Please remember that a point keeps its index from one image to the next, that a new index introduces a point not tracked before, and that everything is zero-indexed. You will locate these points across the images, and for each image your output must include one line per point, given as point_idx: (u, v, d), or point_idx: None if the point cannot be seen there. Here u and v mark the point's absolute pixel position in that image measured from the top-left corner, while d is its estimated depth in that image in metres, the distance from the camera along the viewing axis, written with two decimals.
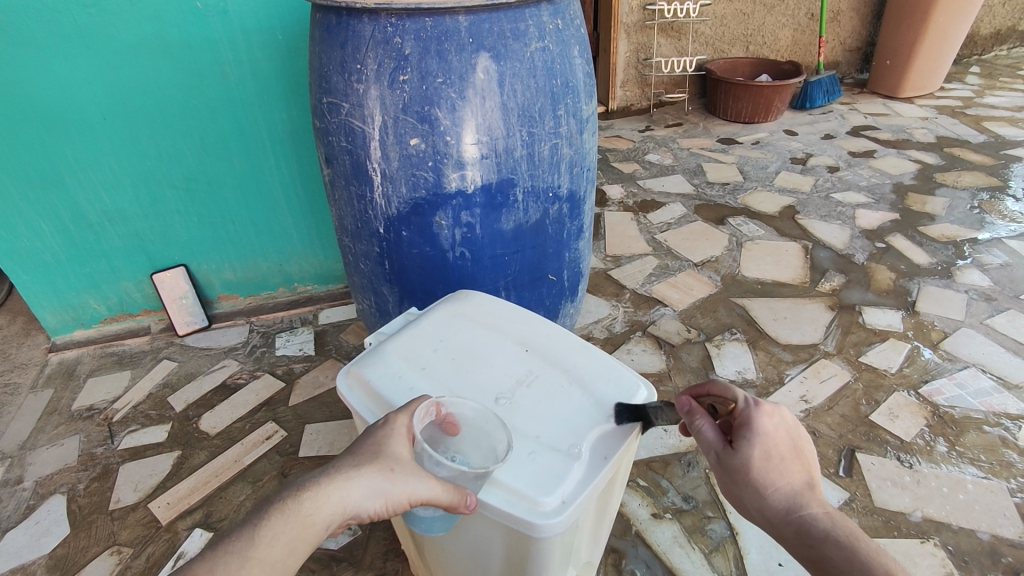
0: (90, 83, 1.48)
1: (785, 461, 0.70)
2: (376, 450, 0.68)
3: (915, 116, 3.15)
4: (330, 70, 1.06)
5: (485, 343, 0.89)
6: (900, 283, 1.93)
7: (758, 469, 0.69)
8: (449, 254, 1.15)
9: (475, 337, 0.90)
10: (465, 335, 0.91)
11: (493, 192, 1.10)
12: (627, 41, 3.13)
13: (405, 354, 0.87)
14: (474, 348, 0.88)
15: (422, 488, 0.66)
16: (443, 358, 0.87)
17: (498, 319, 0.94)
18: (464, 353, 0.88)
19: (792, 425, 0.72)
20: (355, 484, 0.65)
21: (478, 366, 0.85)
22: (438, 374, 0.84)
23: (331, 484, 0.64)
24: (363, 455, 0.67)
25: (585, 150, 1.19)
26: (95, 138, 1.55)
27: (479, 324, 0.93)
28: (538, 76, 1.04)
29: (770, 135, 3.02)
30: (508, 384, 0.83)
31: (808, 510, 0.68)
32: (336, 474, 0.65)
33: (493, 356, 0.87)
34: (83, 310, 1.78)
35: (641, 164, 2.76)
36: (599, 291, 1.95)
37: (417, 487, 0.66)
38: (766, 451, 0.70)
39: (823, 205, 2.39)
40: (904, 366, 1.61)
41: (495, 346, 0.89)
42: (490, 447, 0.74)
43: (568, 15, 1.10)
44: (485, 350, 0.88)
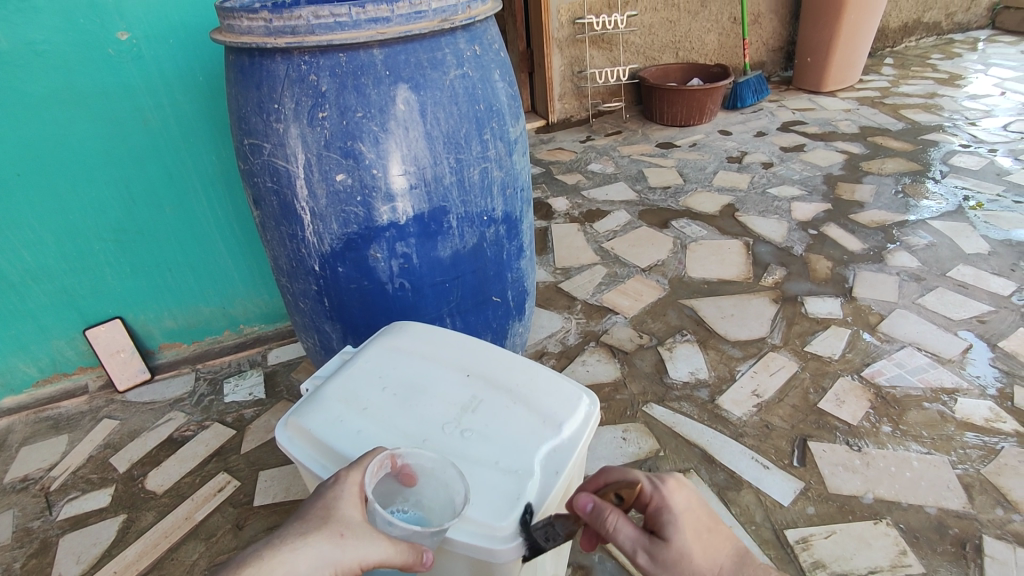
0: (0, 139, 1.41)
1: (705, 534, 0.74)
2: (326, 514, 0.66)
3: (839, 108, 3.30)
4: (248, 111, 1.04)
5: (426, 373, 0.89)
6: (837, 271, 2.00)
7: (690, 557, 0.72)
8: (389, 286, 1.14)
9: (414, 368, 0.90)
10: (405, 369, 0.90)
11: (426, 221, 1.09)
12: (560, 55, 3.19)
13: (345, 397, 0.85)
14: (415, 381, 0.87)
15: (375, 551, 0.65)
16: (384, 395, 0.85)
17: (438, 347, 0.94)
18: (407, 388, 0.86)
19: (696, 497, 0.75)
20: (302, 556, 0.63)
21: (422, 398, 0.84)
22: (383, 413, 0.83)
23: (276, 559, 0.62)
24: (313, 520, 0.66)
25: (516, 171, 1.20)
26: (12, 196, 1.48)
27: (419, 354, 0.92)
28: (460, 103, 1.05)
29: (706, 137, 3.11)
30: (452, 413, 0.82)
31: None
32: (280, 547, 0.63)
33: (437, 386, 0.86)
34: (12, 374, 1.69)
35: (584, 174, 2.81)
36: (551, 305, 1.96)
37: (370, 551, 0.65)
38: (694, 542, 0.72)
39: (760, 201, 2.47)
40: (846, 351, 1.67)
41: (435, 375, 0.88)
42: (449, 498, 0.71)
43: (485, 40, 1.11)
44: (427, 381, 0.87)
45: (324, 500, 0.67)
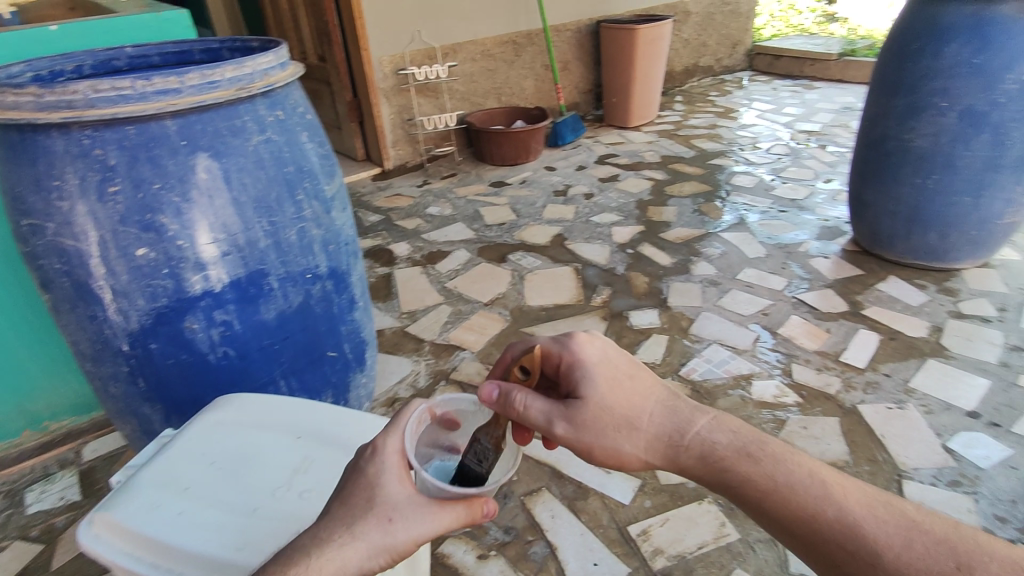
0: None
1: (628, 385, 0.83)
2: (369, 500, 0.69)
3: (643, 141, 3.75)
4: (25, 189, 0.97)
5: (255, 443, 0.88)
6: (653, 284, 2.26)
7: (604, 408, 0.81)
8: (211, 356, 1.10)
9: (240, 439, 0.89)
10: (232, 441, 0.88)
11: (244, 286, 1.08)
12: (388, 104, 3.28)
13: (165, 480, 0.81)
14: (244, 453, 0.86)
15: (424, 528, 0.70)
16: (210, 472, 0.83)
17: (267, 412, 0.94)
18: (236, 461, 0.85)
19: (614, 356, 0.86)
20: (358, 543, 0.67)
21: (254, 469, 0.84)
22: (211, 491, 0.81)
23: (335, 547, 0.66)
24: (352, 512, 0.68)
25: (338, 227, 1.23)
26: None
27: (247, 423, 0.92)
28: (267, 167, 1.06)
29: (533, 173, 3.36)
30: (283, 477, 0.84)
31: (688, 429, 0.80)
32: (340, 539, 0.66)
33: (271, 454, 0.87)
34: None
35: (423, 217, 2.88)
36: (399, 350, 1.99)
37: (422, 527, 0.69)
38: (602, 392, 0.82)
39: (585, 228, 2.71)
40: (665, 355, 1.89)
41: (264, 442, 0.88)
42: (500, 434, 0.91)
43: (289, 104, 1.14)
44: (257, 450, 0.87)
45: (357, 487, 0.70)
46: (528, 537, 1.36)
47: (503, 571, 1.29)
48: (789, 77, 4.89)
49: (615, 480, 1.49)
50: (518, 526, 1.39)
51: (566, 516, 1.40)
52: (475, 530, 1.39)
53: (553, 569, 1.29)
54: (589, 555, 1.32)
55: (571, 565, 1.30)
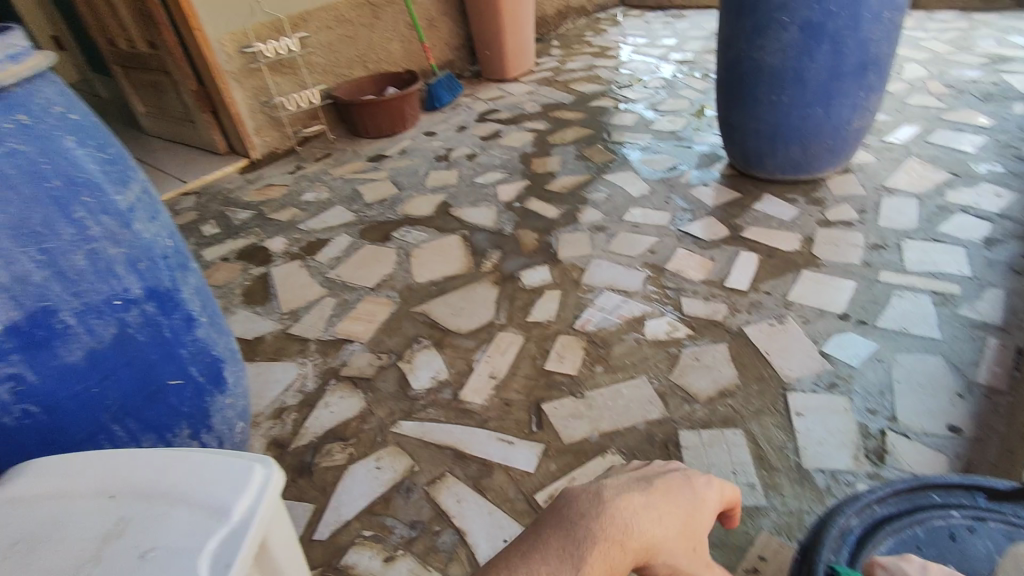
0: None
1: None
2: (687, 501, 0.59)
3: (523, 92, 3.65)
4: None
5: (41, 518, 0.67)
6: (542, 240, 2.21)
7: None
8: (7, 420, 0.90)
9: (27, 515, 0.67)
10: (21, 518, 0.67)
11: (29, 330, 0.90)
12: (240, 88, 3.03)
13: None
14: (35, 532, 0.66)
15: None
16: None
17: (63, 477, 0.72)
18: (19, 549, 0.63)
19: None
20: (651, 528, 0.54)
21: (36, 553, 0.63)
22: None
23: (632, 510, 0.54)
24: (671, 497, 0.58)
25: (144, 240, 1.07)
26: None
27: (31, 497, 0.70)
28: (22, 185, 0.88)
29: (413, 141, 3.21)
30: (89, 550, 0.62)
31: None
32: (636, 507, 0.54)
33: (62, 531, 0.65)
34: None
35: (299, 206, 2.70)
36: (283, 355, 1.85)
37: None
38: None
39: (471, 192, 2.63)
40: (560, 311, 1.85)
41: (66, 514, 0.67)
42: None
43: (38, 105, 0.94)
44: (53, 522, 0.66)
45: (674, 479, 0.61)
46: (436, 527, 1.30)
47: (412, 569, 1.23)
48: (660, 8, 4.89)
49: (518, 449, 1.44)
50: (424, 518, 1.32)
51: (471, 497, 1.35)
52: (379, 531, 1.31)
53: (464, 554, 1.24)
54: (499, 531, 1.27)
55: (480, 546, 1.25)
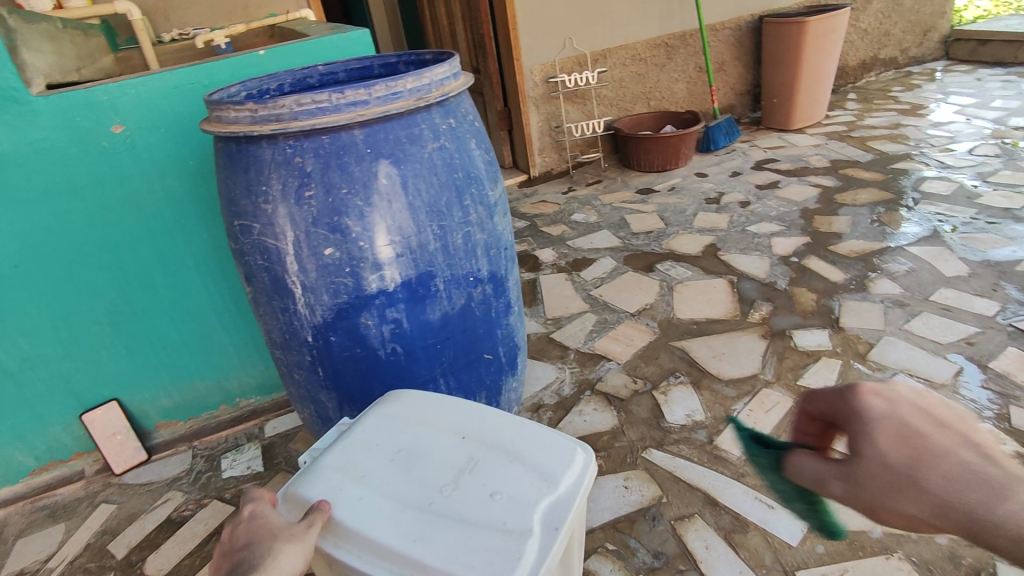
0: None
1: None
2: None
3: (809, 144, 3.45)
4: (237, 194, 1.08)
5: (417, 438, 0.91)
6: (822, 302, 2.06)
7: None
8: (381, 352, 1.15)
9: (411, 434, 0.91)
10: (405, 434, 0.92)
11: (414, 286, 1.12)
12: (537, 112, 3.37)
13: (346, 463, 0.87)
14: (412, 447, 0.89)
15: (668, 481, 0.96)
16: (388, 461, 0.87)
17: (425, 412, 0.96)
18: (403, 455, 0.88)
19: None
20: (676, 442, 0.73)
21: (418, 463, 0.86)
22: (382, 481, 0.84)
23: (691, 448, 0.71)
24: None
25: (498, 231, 1.24)
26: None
27: (408, 422, 0.94)
28: (439, 173, 1.10)
29: (683, 180, 3.24)
30: (451, 473, 0.84)
31: None
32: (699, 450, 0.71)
33: (430, 451, 0.88)
34: (7, 465, 1.68)
35: (568, 225, 2.90)
36: (544, 356, 1.99)
37: None
38: None
39: (741, 239, 2.56)
40: (839, 383, 1.70)
41: (431, 439, 0.90)
42: None
43: (459, 113, 1.17)
44: (426, 445, 0.89)
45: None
46: (680, 566, 1.27)
47: None
48: (995, 67, 4.21)
49: (780, 517, 1.35)
50: (668, 552, 1.30)
51: (723, 548, 1.29)
52: (622, 549, 1.32)
53: None
54: None
55: None
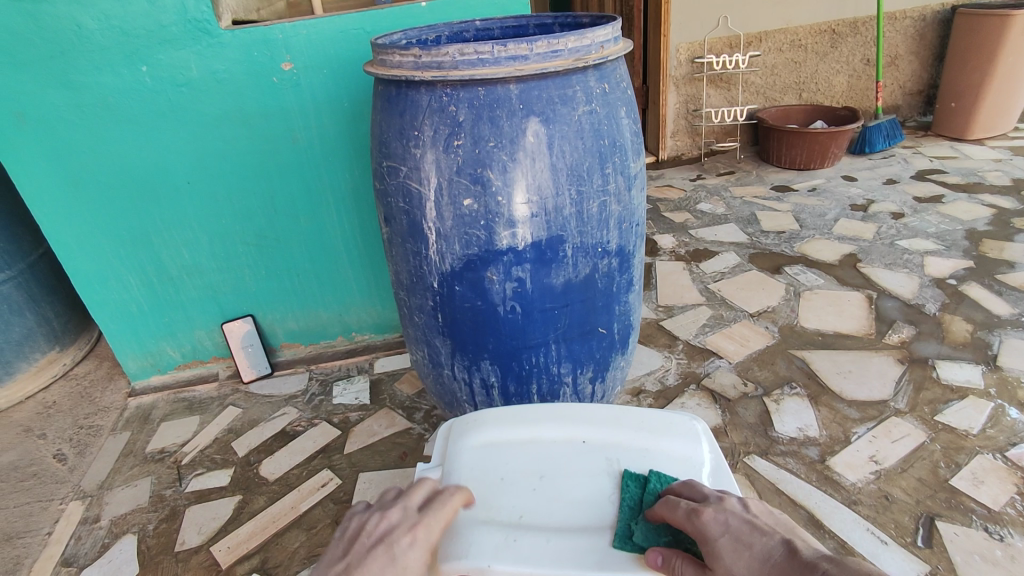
0: (157, 148, 1.61)
1: None
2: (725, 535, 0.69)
3: (987, 158, 3.06)
4: (390, 136, 1.13)
5: (535, 457, 0.87)
6: (977, 335, 1.85)
7: None
8: (501, 308, 1.17)
9: (531, 457, 0.87)
10: (520, 459, 0.87)
11: (543, 249, 1.12)
12: (676, 93, 3.24)
13: (488, 509, 0.80)
14: (538, 468, 0.86)
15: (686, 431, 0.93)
16: (531, 491, 0.83)
17: (521, 424, 0.92)
18: (537, 479, 0.84)
19: None
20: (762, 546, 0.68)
21: (560, 480, 0.84)
22: (541, 512, 0.80)
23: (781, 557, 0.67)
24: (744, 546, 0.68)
25: (633, 206, 1.20)
26: (161, 202, 1.68)
27: (514, 442, 0.90)
28: (586, 138, 1.08)
29: (827, 182, 2.99)
30: (602, 478, 0.84)
31: None
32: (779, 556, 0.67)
33: (560, 466, 0.86)
34: (160, 356, 1.91)
35: (693, 213, 2.78)
36: (651, 342, 1.94)
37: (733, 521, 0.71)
38: None
39: (888, 253, 2.33)
40: (988, 427, 1.52)
41: (554, 454, 0.88)
42: None
43: (614, 78, 1.14)
44: (549, 462, 0.87)
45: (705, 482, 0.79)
46: None
47: None
48: None
49: (893, 555, 1.23)
50: None
51: None
52: None
53: None
54: None
55: None
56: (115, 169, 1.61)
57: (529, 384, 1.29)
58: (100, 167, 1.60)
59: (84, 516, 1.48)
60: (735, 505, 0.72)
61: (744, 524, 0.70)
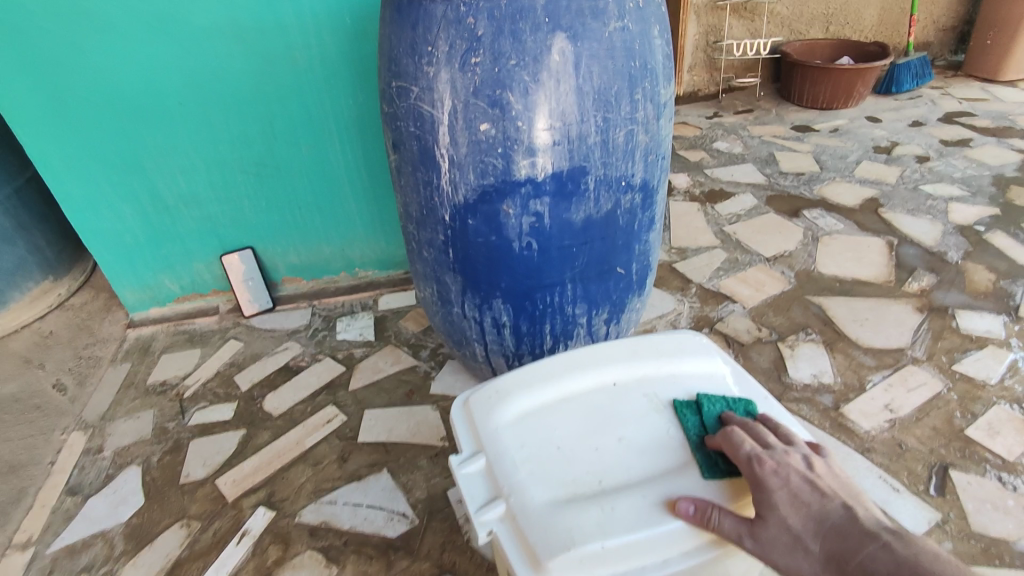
0: (143, 63, 1.49)
1: None
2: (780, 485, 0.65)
3: (1018, 101, 2.92)
4: (401, 53, 1.02)
5: (575, 415, 0.80)
6: (1000, 285, 1.79)
7: None
8: (516, 245, 1.10)
9: (573, 414, 0.80)
10: (562, 421, 0.79)
11: (564, 180, 1.04)
12: (696, 22, 3.04)
13: (567, 485, 0.72)
14: (584, 426, 0.78)
15: None
16: (593, 450, 0.76)
17: (547, 383, 0.82)
18: (592, 436, 0.77)
19: None
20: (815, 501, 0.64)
21: (613, 429, 0.78)
22: (614, 469, 0.73)
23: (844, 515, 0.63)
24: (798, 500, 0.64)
25: (661, 136, 1.11)
26: (151, 125, 1.58)
27: (548, 403, 0.81)
28: (617, 58, 0.98)
29: (851, 122, 2.86)
30: (653, 416, 0.79)
31: None
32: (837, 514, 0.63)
33: (604, 415, 0.80)
34: (158, 289, 1.85)
35: (709, 152, 2.67)
36: (664, 284, 1.89)
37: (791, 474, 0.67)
38: None
39: (911, 198, 2.24)
40: (1006, 377, 1.49)
41: (593, 405, 0.81)
42: None
43: None
44: (592, 414, 0.80)
45: (766, 427, 0.74)
46: None
47: None
48: None
49: (904, 502, 1.21)
50: None
51: None
52: None
53: None
54: None
55: None
56: (98, 86, 1.50)
57: (542, 325, 1.24)
58: (83, 83, 1.49)
59: (86, 447, 1.46)
60: (798, 462, 0.68)
61: (806, 484, 0.65)
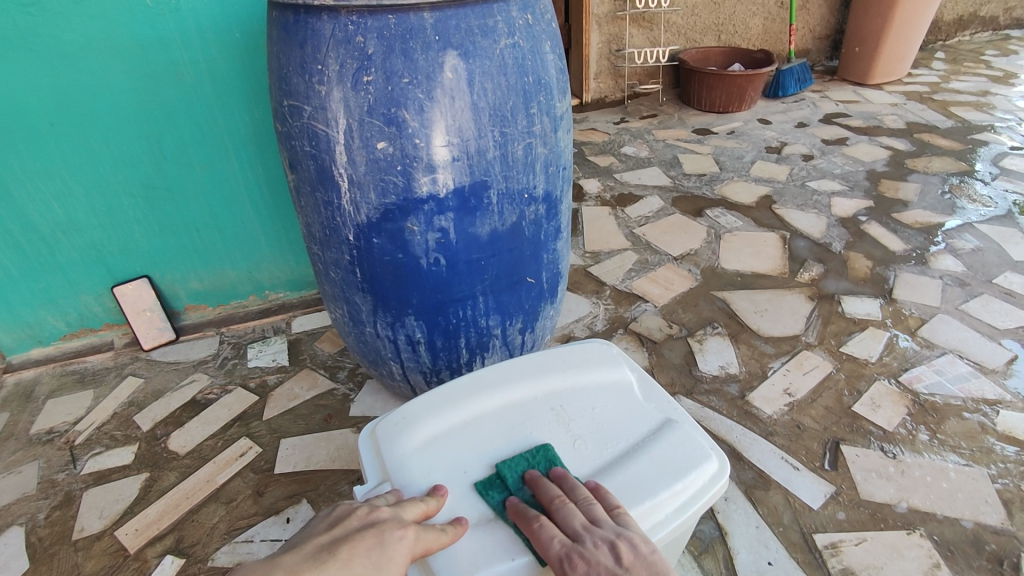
0: (5, 82, 1.37)
1: None
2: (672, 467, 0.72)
3: (885, 102, 3.22)
4: (290, 71, 1.00)
5: (483, 435, 0.80)
6: (876, 270, 1.97)
7: None
8: (423, 261, 1.10)
9: (481, 434, 0.80)
10: (471, 442, 0.79)
11: (466, 196, 1.04)
12: (599, 32, 3.15)
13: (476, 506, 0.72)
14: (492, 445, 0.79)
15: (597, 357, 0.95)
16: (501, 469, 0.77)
17: (455, 405, 0.83)
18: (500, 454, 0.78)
19: None
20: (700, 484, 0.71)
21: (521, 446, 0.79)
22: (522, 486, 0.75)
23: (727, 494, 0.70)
24: None
25: (561, 148, 1.14)
26: (18, 148, 1.45)
27: (456, 426, 0.81)
28: (509, 74, 1.00)
29: (744, 124, 3.05)
30: (560, 429, 0.81)
31: None
32: None
33: (513, 432, 0.81)
34: (40, 327, 1.70)
35: (617, 156, 2.78)
36: (579, 289, 1.94)
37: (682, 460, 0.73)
38: None
39: (799, 194, 2.43)
40: (884, 355, 1.63)
41: (502, 423, 0.82)
42: None
43: (538, 9, 1.06)
44: (499, 431, 0.81)
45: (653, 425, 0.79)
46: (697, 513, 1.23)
47: None
48: None
49: (803, 479, 1.30)
50: None
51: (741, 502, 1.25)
52: None
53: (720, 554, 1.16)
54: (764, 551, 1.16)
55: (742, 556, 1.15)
56: None
57: (457, 339, 1.24)
58: None
59: None
60: None
61: None
